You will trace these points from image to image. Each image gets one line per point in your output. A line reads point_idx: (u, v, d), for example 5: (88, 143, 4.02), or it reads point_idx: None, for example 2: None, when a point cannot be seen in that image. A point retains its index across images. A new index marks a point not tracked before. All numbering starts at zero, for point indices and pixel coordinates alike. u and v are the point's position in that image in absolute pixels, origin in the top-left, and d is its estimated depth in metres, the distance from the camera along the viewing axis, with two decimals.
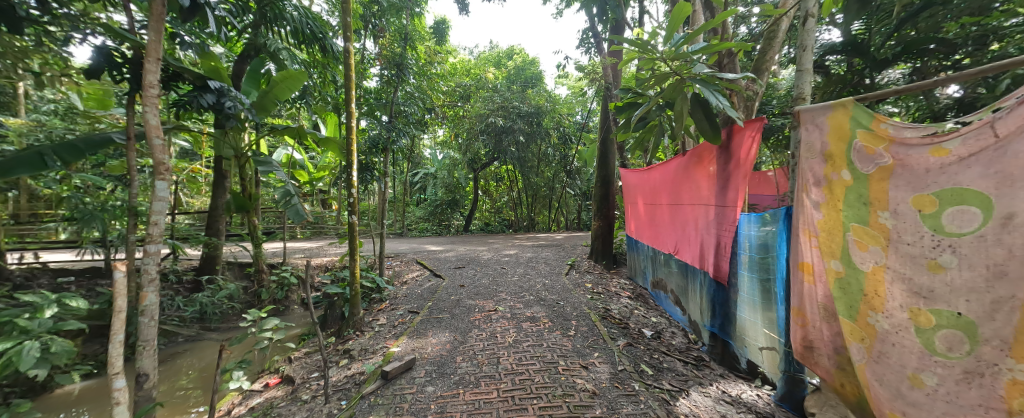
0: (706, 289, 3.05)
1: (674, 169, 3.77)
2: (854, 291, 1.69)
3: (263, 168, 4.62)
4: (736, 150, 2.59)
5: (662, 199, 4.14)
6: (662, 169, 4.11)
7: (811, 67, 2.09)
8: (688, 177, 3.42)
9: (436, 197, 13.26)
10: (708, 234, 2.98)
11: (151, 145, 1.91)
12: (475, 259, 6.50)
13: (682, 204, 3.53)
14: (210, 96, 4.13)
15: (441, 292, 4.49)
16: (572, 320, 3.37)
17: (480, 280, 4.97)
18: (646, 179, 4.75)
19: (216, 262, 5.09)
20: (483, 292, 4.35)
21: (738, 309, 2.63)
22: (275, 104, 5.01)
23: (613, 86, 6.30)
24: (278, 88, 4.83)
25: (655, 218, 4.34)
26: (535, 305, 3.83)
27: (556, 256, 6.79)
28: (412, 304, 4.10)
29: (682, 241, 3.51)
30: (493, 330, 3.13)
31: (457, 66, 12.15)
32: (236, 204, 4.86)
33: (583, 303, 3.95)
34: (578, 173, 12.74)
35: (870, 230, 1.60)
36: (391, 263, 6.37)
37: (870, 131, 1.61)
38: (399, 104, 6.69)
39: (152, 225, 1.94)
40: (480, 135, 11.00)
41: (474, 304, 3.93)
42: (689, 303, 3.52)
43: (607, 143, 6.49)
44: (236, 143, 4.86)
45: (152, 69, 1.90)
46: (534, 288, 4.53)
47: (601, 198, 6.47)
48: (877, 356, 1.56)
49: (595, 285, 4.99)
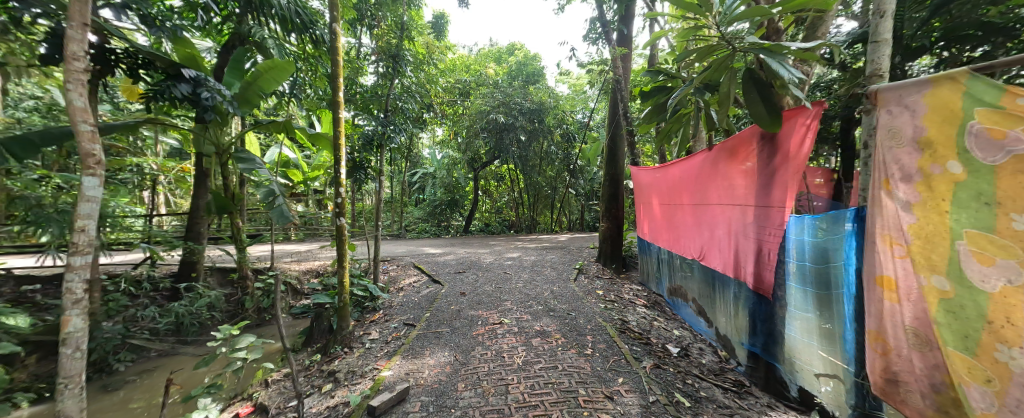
0: (742, 301, 2.69)
1: (697, 165, 3.39)
2: (970, 316, 1.32)
3: (244, 165, 4.19)
4: (784, 142, 2.21)
5: (683, 198, 3.76)
6: (682, 166, 3.72)
7: (890, 37, 1.73)
8: (717, 174, 3.04)
9: (435, 197, 12.88)
10: (747, 240, 2.60)
11: (76, 131, 1.52)
12: (476, 263, 6.12)
13: (710, 204, 3.14)
14: (186, 85, 3.76)
15: (440, 301, 4.11)
16: (587, 335, 3.00)
17: (482, 287, 4.59)
18: (662, 177, 4.36)
19: (196, 268, 4.70)
20: (486, 301, 3.98)
21: (784, 326, 2.28)
22: (260, 97, 4.60)
23: (623, 79, 5.93)
24: (261, 79, 4.42)
25: (675, 219, 3.96)
26: (544, 317, 3.45)
27: (562, 260, 6.41)
28: (408, 316, 3.73)
29: (711, 246, 3.13)
30: (499, 348, 2.75)
31: (457, 62, 11.80)
32: (217, 206, 4.46)
33: (596, 314, 3.57)
34: (581, 173, 12.35)
35: (997, 239, 1.22)
36: (386, 268, 5.99)
37: (997, 109, 1.21)
38: (395, 99, 6.31)
39: (77, 232, 1.56)
40: (481, 133, 10.61)
41: (477, 315, 3.55)
42: (717, 316, 3.18)
43: (616, 139, 6.12)
44: (217, 139, 4.49)
45: (74, 36, 1.50)
46: (542, 296, 4.14)
47: (610, 197, 6.10)
48: (1013, 405, 1.19)
49: (607, 291, 4.62)
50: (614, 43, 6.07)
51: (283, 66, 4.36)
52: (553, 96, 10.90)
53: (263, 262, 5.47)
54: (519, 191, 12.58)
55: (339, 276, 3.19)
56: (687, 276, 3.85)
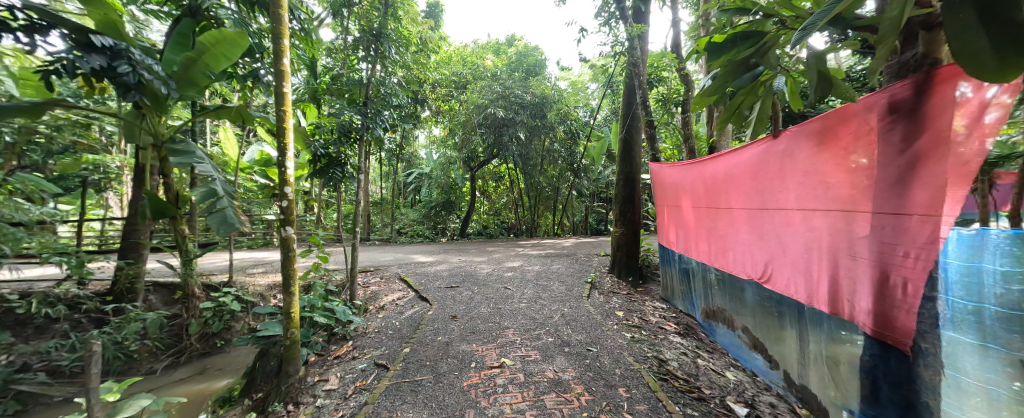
0: (848, 351, 1.90)
1: (762, 156, 2.57)
2: None
3: (175, 159, 3.22)
4: (936, 115, 1.40)
5: (731, 200, 2.96)
6: (734, 158, 2.90)
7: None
8: (798, 166, 2.22)
9: (430, 198, 12.09)
10: (859, 264, 1.79)
11: None
12: (473, 275, 5.32)
13: (786, 208, 2.32)
14: (99, 56, 2.93)
15: (426, 328, 3.31)
16: (619, 388, 2.21)
17: (478, 308, 3.78)
18: (697, 174, 3.55)
19: (132, 286, 3.89)
20: (482, 331, 3.16)
21: (939, 401, 1.48)
22: (208, 78, 3.79)
23: (641, 60, 5.14)
24: (206, 55, 3.62)
25: (718, 227, 3.15)
26: (558, 356, 2.64)
27: (570, 270, 5.62)
28: (382, 351, 2.93)
29: (786, 266, 2.33)
30: (499, 414, 1.94)
31: (453, 53, 10.98)
32: (152, 209, 3.64)
33: (624, 350, 2.78)
34: (585, 172, 11.57)
35: None
36: (367, 281, 5.16)
37: None
38: (378, 85, 5.47)
39: None
40: (478, 129, 9.82)
41: (470, 352, 2.75)
42: (793, 360, 2.40)
43: (633, 133, 5.32)
44: (156, 129, 3.72)
45: None
46: (552, 323, 3.34)
47: (624, 199, 5.32)
48: None
49: (628, 313, 3.84)
50: (630, 20, 5.27)
51: (234, 39, 3.56)
52: (556, 89, 10.12)
53: (221, 275, 4.67)
54: (519, 192, 11.73)
55: (285, 303, 2.38)
56: (735, 300, 3.07)
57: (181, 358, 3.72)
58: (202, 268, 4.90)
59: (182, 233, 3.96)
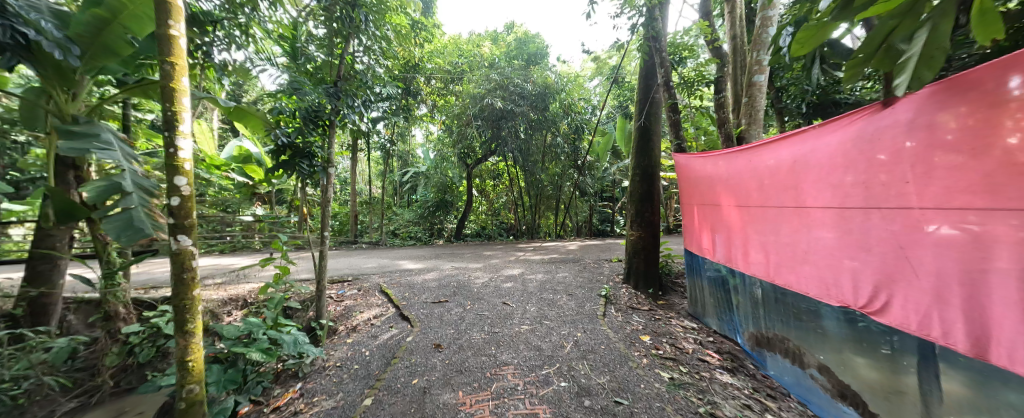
0: None
1: (865, 132, 1.80)
2: None
3: (68, 142, 2.43)
4: None
5: (806, 197, 2.19)
6: (813, 140, 2.14)
7: None
8: (945, 142, 1.45)
9: (425, 198, 11.33)
10: None
11: None
12: (467, 286, 4.55)
13: (918, 207, 1.54)
14: None
15: (399, 365, 2.54)
16: None
17: (469, 334, 3.01)
18: (747, 164, 2.78)
19: (42, 306, 3.13)
20: (472, 370, 2.40)
21: None
22: (128, 44, 3.02)
23: (663, 33, 4.40)
24: (124, 14, 2.87)
25: (784, 232, 2.39)
26: (577, 417, 1.86)
27: (579, 280, 4.87)
28: (334, 403, 2.16)
29: (919, 292, 1.55)
30: None
31: (448, 42, 10.21)
32: (56, 211, 2.86)
33: (668, 404, 2.00)
34: (591, 169, 10.82)
35: None
36: (342, 293, 4.40)
37: None
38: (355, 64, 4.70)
39: None
40: (475, 120, 9.07)
41: (453, 407, 1.99)
42: None
43: (652, 121, 4.57)
44: (64, 110, 2.96)
45: None
46: (564, 356, 2.58)
47: (641, 197, 4.59)
48: None
49: (656, 338, 3.09)
50: None
51: None
52: (558, 78, 9.36)
53: (164, 289, 3.92)
54: (520, 191, 10.99)
55: (179, 351, 1.61)
56: (805, 329, 2.33)
57: (92, 399, 2.96)
58: (144, 281, 4.13)
59: (102, 239, 3.19)
